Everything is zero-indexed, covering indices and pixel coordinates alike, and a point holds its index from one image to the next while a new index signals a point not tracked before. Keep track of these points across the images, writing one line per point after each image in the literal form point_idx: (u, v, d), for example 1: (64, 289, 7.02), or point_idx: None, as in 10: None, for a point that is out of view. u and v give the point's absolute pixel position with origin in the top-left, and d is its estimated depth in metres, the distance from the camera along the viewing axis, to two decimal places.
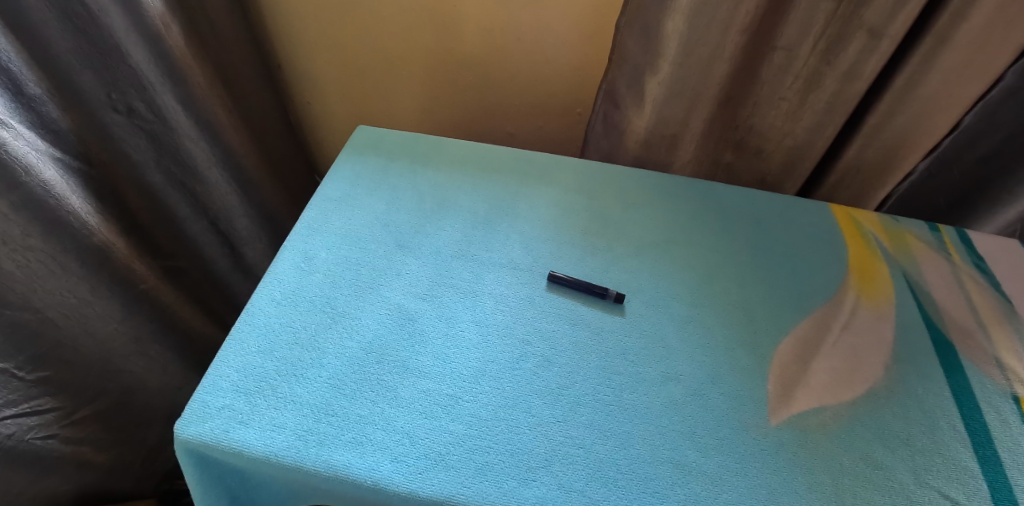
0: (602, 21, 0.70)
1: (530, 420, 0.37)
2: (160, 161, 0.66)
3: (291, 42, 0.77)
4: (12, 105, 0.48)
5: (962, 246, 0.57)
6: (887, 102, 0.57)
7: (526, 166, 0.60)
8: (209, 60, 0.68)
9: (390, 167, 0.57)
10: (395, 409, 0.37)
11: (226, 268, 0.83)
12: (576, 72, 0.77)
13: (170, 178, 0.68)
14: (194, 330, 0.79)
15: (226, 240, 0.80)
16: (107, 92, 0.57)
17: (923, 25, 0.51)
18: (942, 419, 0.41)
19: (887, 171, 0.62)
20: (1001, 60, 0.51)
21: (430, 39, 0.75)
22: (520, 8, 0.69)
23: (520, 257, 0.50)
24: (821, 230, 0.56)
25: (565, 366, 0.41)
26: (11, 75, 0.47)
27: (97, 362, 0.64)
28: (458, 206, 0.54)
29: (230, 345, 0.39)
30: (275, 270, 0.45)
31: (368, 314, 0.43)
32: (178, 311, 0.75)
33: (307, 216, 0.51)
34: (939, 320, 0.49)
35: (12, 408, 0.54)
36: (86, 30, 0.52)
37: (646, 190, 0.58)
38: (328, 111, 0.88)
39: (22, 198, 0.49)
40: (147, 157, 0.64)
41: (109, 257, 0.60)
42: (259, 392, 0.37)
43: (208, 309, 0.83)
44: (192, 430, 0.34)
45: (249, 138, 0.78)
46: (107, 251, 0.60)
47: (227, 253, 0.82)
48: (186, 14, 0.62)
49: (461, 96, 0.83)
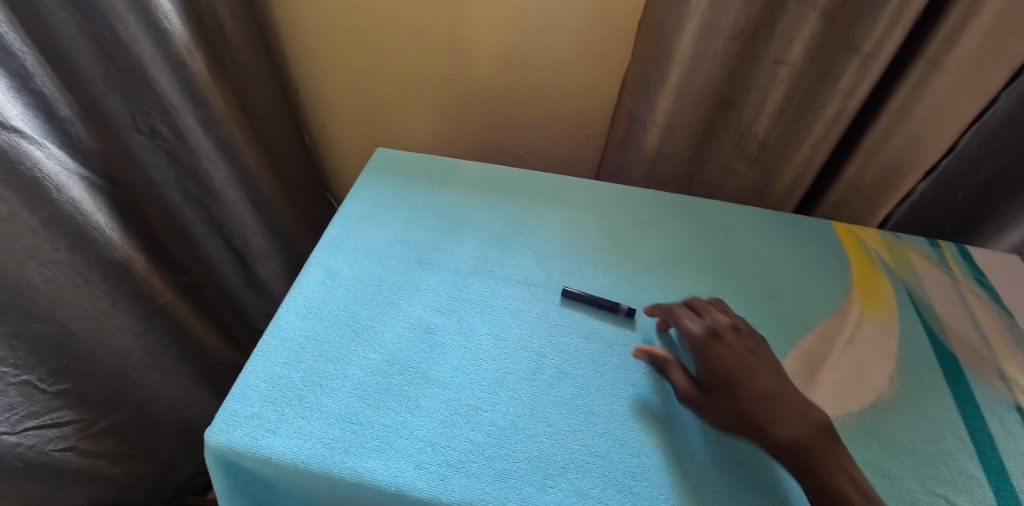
0: (610, 47, 0.73)
1: (547, 429, 0.39)
2: (180, 181, 0.68)
3: (310, 69, 0.81)
4: (46, 127, 0.51)
5: (963, 262, 0.58)
6: (884, 123, 0.59)
7: (539, 187, 0.62)
8: (229, 85, 0.70)
9: (409, 187, 0.60)
10: (417, 418, 0.38)
11: (242, 288, 0.84)
12: (587, 96, 0.80)
13: (188, 197, 0.70)
14: (207, 345, 0.80)
15: (242, 260, 0.81)
16: (132, 113, 0.60)
17: (916, 50, 0.54)
18: (947, 429, 0.43)
19: (887, 189, 0.64)
20: (994, 83, 0.53)
21: (445, 64, 0.78)
22: (530, 35, 0.73)
23: (536, 273, 0.51)
24: (825, 246, 0.58)
25: (580, 377, 0.43)
26: (45, 98, 0.50)
27: (115, 376, 0.65)
28: (475, 224, 0.56)
29: (257, 356, 0.41)
30: (300, 285, 0.47)
31: (390, 327, 0.44)
32: (194, 327, 0.76)
33: (330, 233, 0.53)
34: (941, 334, 0.50)
35: (34, 419, 0.56)
36: (116, 57, 0.55)
37: (654, 208, 0.60)
38: (345, 134, 0.90)
39: (51, 215, 0.52)
40: (167, 176, 0.66)
41: (129, 271, 0.62)
42: (287, 401, 0.38)
43: (220, 324, 0.84)
44: (222, 437, 0.36)
45: (267, 159, 0.80)
46: (129, 266, 0.62)
47: (241, 272, 0.82)
48: (211, 42, 0.65)
49: (475, 119, 0.85)
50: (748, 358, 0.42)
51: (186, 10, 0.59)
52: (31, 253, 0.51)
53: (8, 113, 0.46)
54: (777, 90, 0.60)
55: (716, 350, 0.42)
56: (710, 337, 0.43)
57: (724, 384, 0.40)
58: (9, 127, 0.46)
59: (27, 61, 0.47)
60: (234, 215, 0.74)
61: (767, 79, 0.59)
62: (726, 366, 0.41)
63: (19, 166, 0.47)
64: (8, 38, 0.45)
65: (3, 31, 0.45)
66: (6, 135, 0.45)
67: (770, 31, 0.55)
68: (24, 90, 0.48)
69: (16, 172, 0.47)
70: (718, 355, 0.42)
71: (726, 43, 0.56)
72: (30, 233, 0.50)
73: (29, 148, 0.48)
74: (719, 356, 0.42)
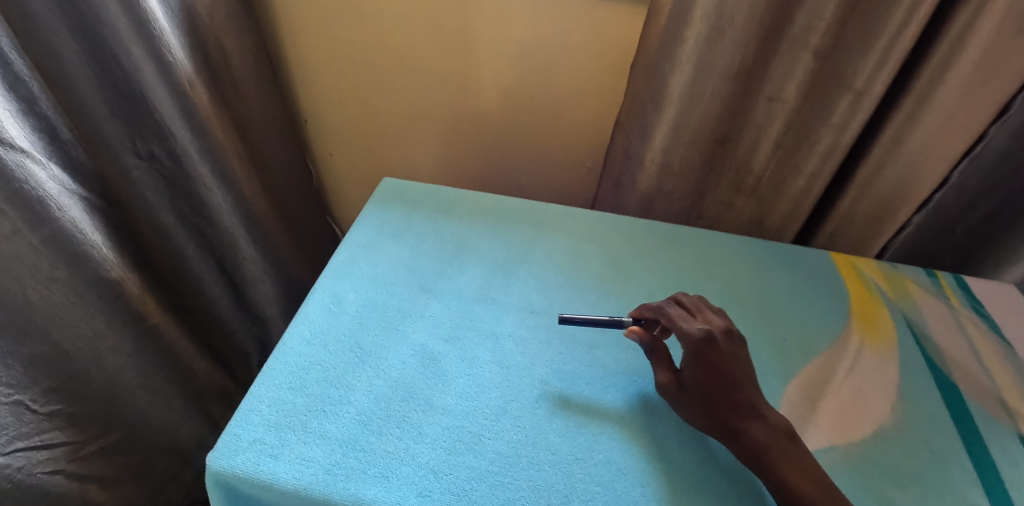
0: (609, 84, 0.75)
1: (550, 457, 0.38)
2: (174, 204, 0.68)
3: (316, 100, 0.83)
4: (48, 149, 0.52)
5: (960, 291, 0.59)
6: (876, 156, 0.60)
7: (541, 216, 0.63)
8: (236, 114, 0.72)
9: (414, 215, 0.60)
10: (420, 445, 0.38)
11: (233, 313, 0.84)
12: (587, 130, 0.81)
13: (182, 220, 0.70)
14: (194, 369, 0.79)
15: (233, 284, 0.81)
16: (131, 138, 0.61)
17: (904, 87, 0.56)
18: (952, 458, 0.43)
19: (881, 221, 0.66)
20: (982, 118, 0.55)
21: (449, 96, 0.80)
22: (532, 72, 0.75)
23: (538, 301, 0.52)
24: (823, 275, 0.59)
25: (582, 405, 0.43)
26: (48, 121, 0.52)
27: (106, 397, 0.65)
28: (479, 252, 0.57)
29: (261, 381, 0.41)
30: (306, 311, 0.47)
31: (394, 353, 0.45)
32: (182, 349, 0.75)
33: (336, 259, 0.53)
34: (941, 363, 0.51)
35: (25, 441, 0.55)
36: (120, 85, 0.57)
37: (653, 237, 0.61)
38: (348, 163, 0.92)
39: (50, 235, 0.52)
40: (162, 200, 0.66)
41: (121, 292, 0.62)
42: (290, 426, 0.38)
43: (209, 348, 0.83)
44: (223, 462, 0.35)
45: (267, 188, 0.81)
46: (121, 286, 0.62)
47: (230, 296, 0.82)
48: (218, 73, 0.66)
49: (479, 150, 0.87)
50: (742, 366, 0.41)
51: (194, 43, 0.61)
52: (30, 270, 0.51)
53: (15, 134, 0.47)
54: (773, 125, 0.61)
55: (713, 356, 0.40)
56: (708, 342, 0.41)
57: (716, 394, 0.39)
58: (17, 147, 0.47)
59: (33, 87, 0.49)
60: (228, 239, 0.74)
61: (763, 116, 0.61)
62: (721, 375, 0.40)
63: (23, 185, 0.48)
64: (17, 65, 0.47)
65: (14, 57, 0.47)
66: (14, 155, 0.47)
67: (764, 69, 0.58)
68: (29, 113, 0.50)
69: (19, 191, 0.48)
70: (715, 362, 0.40)
71: (722, 81, 0.58)
72: (31, 251, 0.50)
73: (32, 168, 0.49)
74: (716, 363, 0.40)
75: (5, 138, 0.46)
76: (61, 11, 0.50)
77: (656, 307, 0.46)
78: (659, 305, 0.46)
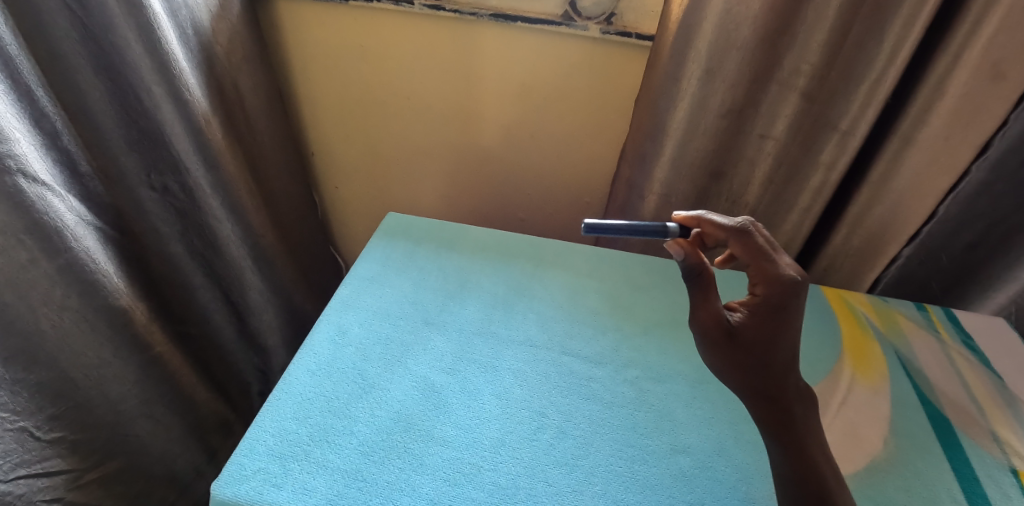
0: (608, 123, 0.78)
1: (547, 489, 0.39)
2: (184, 234, 0.70)
3: (324, 136, 0.86)
4: (68, 182, 0.55)
5: (950, 325, 0.60)
6: (866, 195, 0.63)
7: (541, 252, 0.65)
8: (248, 151, 0.74)
9: (417, 250, 0.62)
10: (420, 477, 0.39)
11: (234, 342, 0.85)
12: (587, 166, 0.84)
13: (190, 250, 0.72)
14: (196, 396, 0.79)
15: (237, 313, 0.83)
16: (147, 172, 0.63)
17: (890, 129, 0.59)
18: (943, 493, 0.43)
19: (874, 256, 0.67)
20: (965, 158, 0.57)
21: (453, 132, 0.83)
22: (532, 112, 0.79)
23: (538, 334, 0.53)
24: (815, 308, 0.60)
25: (579, 438, 0.44)
26: (70, 157, 0.55)
27: (108, 425, 0.65)
28: (480, 286, 0.58)
29: (267, 411, 0.42)
30: (311, 342, 0.49)
31: (397, 386, 0.46)
32: (184, 377, 0.76)
33: (341, 292, 0.55)
34: (934, 398, 0.52)
35: (26, 468, 0.56)
36: (139, 121, 0.60)
37: (650, 273, 0.63)
38: (355, 196, 0.95)
39: (65, 264, 0.54)
40: (173, 231, 0.69)
41: (129, 321, 0.63)
42: (294, 456, 0.39)
43: (211, 376, 0.84)
44: (228, 491, 0.36)
45: (274, 221, 0.83)
46: (129, 315, 0.63)
47: (234, 325, 0.83)
48: (235, 112, 0.70)
49: (483, 185, 0.90)
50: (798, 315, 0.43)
51: (213, 84, 0.65)
52: (43, 300, 0.53)
53: (38, 169, 0.49)
54: (764, 161, 0.64)
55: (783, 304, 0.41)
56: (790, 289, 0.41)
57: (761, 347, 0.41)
58: (39, 181, 0.49)
59: (56, 122, 0.52)
60: (234, 270, 0.76)
61: (755, 152, 0.64)
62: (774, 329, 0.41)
63: (43, 217, 0.50)
64: (42, 102, 0.50)
65: (40, 95, 0.50)
66: (36, 188, 0.49)
67: (755, 109, 0.60)
68: (52, 148, 0.52)
69: (39, 223, 0.50)
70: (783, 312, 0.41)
71: (715, 121, 0.61)
72: (46, 279, 0.52)
73: (52, 200, 0.51)
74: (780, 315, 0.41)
75: (30, 172, 0.48)
76: (88, 53, 0.53)
77: (738, 230, 0.44)
78: (736, 226, 0.44)
